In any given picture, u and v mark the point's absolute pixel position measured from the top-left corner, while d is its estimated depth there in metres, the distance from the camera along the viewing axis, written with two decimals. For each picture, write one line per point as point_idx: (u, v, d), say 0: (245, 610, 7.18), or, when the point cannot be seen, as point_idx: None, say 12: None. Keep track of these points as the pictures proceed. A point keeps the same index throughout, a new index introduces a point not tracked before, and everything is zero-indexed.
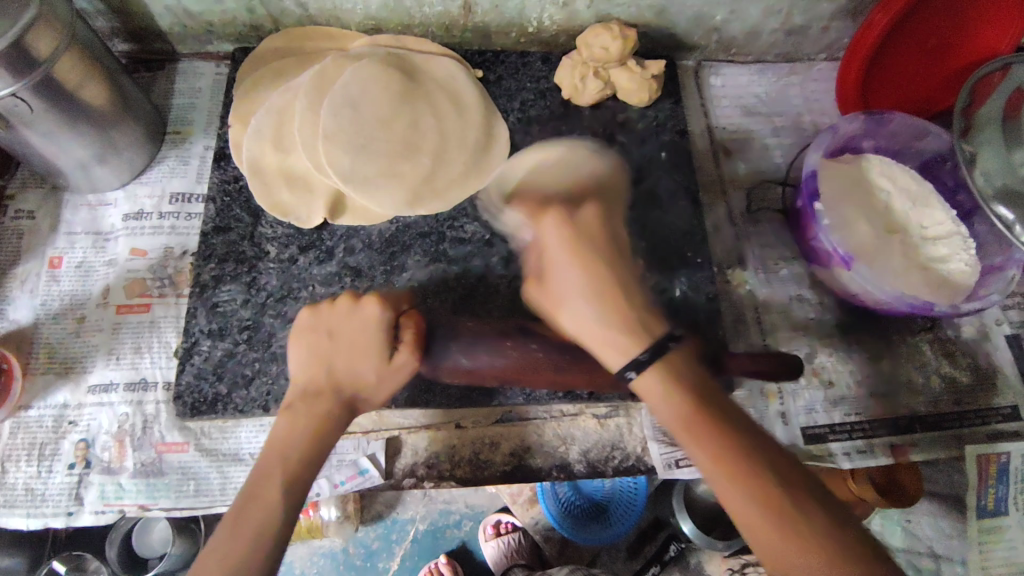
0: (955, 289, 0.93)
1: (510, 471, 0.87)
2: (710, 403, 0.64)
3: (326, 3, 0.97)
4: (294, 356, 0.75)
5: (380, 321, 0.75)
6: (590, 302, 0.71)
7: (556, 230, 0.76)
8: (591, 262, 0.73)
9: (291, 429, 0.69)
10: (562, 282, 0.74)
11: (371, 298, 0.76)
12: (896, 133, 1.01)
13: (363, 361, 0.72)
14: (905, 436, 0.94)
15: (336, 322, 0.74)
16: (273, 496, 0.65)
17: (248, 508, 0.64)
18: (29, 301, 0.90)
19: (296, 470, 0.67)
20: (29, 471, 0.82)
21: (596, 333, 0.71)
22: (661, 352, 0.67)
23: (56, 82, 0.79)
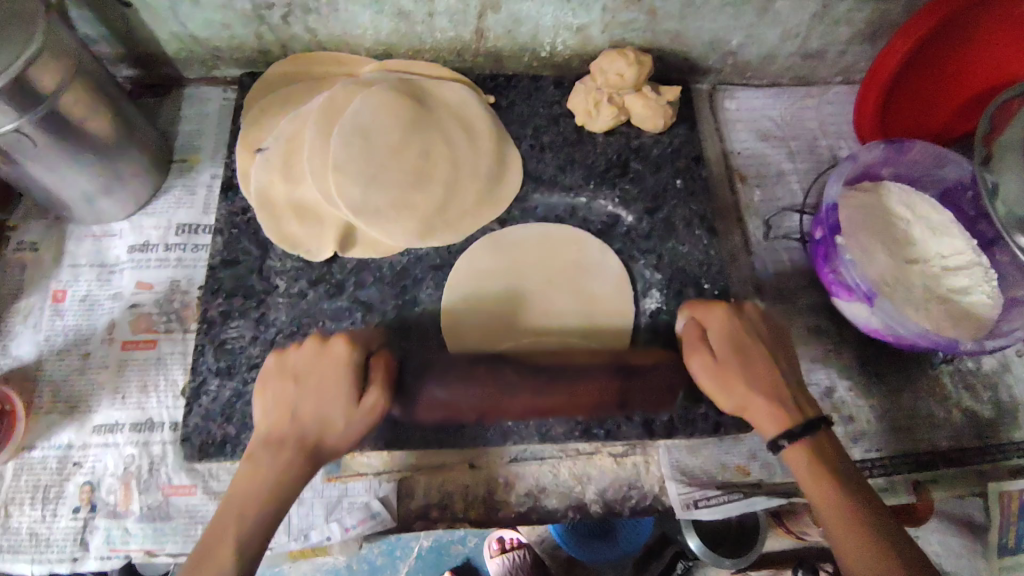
0: (977, 322, 0.91)
1: (525, 512, 0.86)
2: (858, 487, 0.68)
3: (335, 29, 0.95)
4: (258, 404, 0.71)
5: (347, 363, 0.72)
6: (752, 387, 0.73)
7: (722, 322, 0.79)
8: (753, 350, 0.76)
9: (252, 480, 0.65)
10: (727, 364, 0.75)
11: (340, 339, 0.74)
12: (916, 161, 0.99)
13: (331, 398, 0.70)
14: (927, 473, 0.93)
15: (303, 367, 0.72)
16: (232, 543, 0.61)
17: (202, 563, 0.60)
18: (32, 336, 0.88)
19: (253, 520, 0.63)
20: (33, 515, 0.80)
21: (759, 405, 0.73)
22: (812, 434, 0.71)
23: (60, 115, 0.77)
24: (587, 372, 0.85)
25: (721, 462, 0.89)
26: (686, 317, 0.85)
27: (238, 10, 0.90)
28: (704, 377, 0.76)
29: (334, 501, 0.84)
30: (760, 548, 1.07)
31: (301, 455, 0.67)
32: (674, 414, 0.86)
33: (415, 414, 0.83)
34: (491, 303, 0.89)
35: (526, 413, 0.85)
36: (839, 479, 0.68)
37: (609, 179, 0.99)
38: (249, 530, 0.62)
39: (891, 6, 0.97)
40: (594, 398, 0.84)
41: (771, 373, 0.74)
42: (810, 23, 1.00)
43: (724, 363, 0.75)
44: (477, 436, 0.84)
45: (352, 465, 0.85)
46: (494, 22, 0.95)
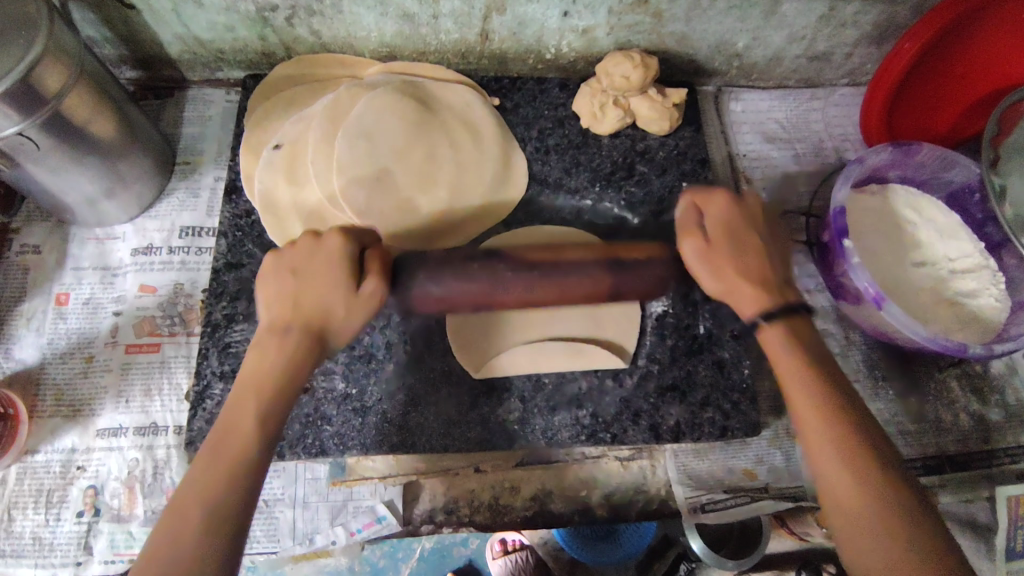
0: (985, 326, 0.91)
1: (532, 516, 0.86)
2: (830, 371, 0.65)
3: (340, 31, 0.95)
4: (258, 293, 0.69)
5: (343, 254, 0.69)
6: (735, 269, 0.71)
7: (724, 212, 0.75)
8: (744, 241, 0.73)
9: (262, 364, 0.63)
10: (715, 247, 0.73)
11: (336, 233, 0.71)
12: (924, 163, 0.99)
13: (328, 281, 0.67)
14: (934, 477, 0.93)
15: (298, 260, 0.69)
16: (251, 425, 0.60)
17: (222, 445, 0.58)
18: (35, 339, 0.87)
19: (269, 400, 0.62)
20: (37, 519, 0.80)
21: (742, 285, 0.71)
22: (784, 313, 0.68)
23: (64, 117, 0.77)
24: (579, 271, 0.76)
25: (728, 466, 0.88)
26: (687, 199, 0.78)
27: (242, 13, 0.90)
28: (692, 259, 0.73)
29: (339, 506, 0.84)
30: (763, 548, 1.03)
31: (305, 342, 0.65)
32: (681, 417, 0.85)
33: (420, 419, 0.83)
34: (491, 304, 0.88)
35: (531, 417, 0.84)
36: (811, 361, 0.65)
37: (614, 181, 0.99)
38: (266, 414, 0.61)
39: (898, 9, 0.96)
40: (585, 292, 0.76)
41: (755, 261, 0.72)
42: (817, 25, 0.99)
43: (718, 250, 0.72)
44: (482, 441, 0.83)
45: (357, 468, 0.85)
46: (499, 25, 0.95)
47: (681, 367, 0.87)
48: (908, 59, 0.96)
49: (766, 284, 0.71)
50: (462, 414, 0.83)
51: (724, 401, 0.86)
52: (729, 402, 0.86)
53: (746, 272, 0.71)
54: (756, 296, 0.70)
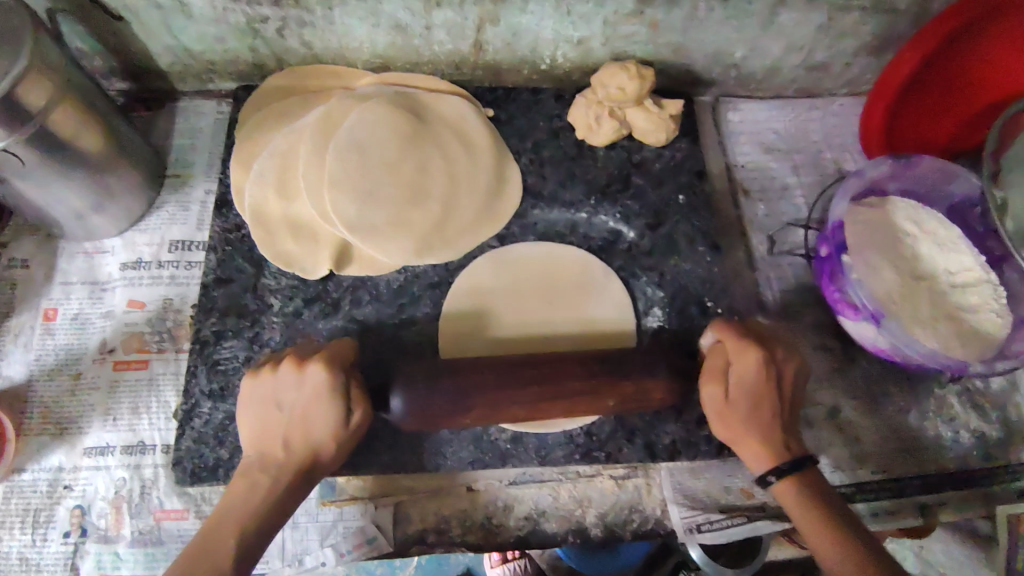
0: (985, 341, 0.89)
1: (524, 536, 0.85)
2: (816, 491, 0.72)
3: (332, 42, 0.93)
4: (245, 431, 0.73)
5: (328, 386, 0.72)
6: (753, 432, 0.75)
7: (756, 366, 0.75)
8: (766, 399, 0.75)
9: (248, 497, 0.67)
10: (733, 407, 0.75)
11: (314, 364, 0.73)
12: (923, 175, 0.97)
13: (311, 420, 0.71)
14: (935, 495, 0.91)
15: (292, 397, 0.72)
16: (220, 564, 0.62)
17: (199, 560, 0.62)
18: (23, 356, 0.86)
19: (254, 530, 0.65)
20: (23, 539, 0.79)
21: (751, 440, 0.75)
22: (798, 470, 0.73)
23: (50, 133, 0.75)
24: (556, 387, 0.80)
25: (724, 485, 0.87)
26: (712, 336, 0.82)
27: (232, 24, 0.89)
28: (710, 409, 0.77)
29: (329, 526, 0.83)
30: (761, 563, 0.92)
31: (292, 474, 0.69)
32: (676, 436, 0.84)
33: (413, 438, 0.81)
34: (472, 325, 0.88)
35: (524, 435, 0.83)
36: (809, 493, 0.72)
37: (610, 194, 0.97)
38: (244, 546, 0.64)
39: (898, 18, 0.95)
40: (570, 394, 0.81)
41: (771, 420, 0.75)
42: (815, 35, 0.98)
43: (732, 408, 0.75)
44: (474, 459, 0.81)
45: (348, 488, 0.84)
46: (493, 35, 0.94)
47: None
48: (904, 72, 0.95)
49: (779, 438, 0.75)
50: (455, 432, 0.82)
51: None
52: None
53: (760, 437, 0.75)
54: (767, 459, 0.74)
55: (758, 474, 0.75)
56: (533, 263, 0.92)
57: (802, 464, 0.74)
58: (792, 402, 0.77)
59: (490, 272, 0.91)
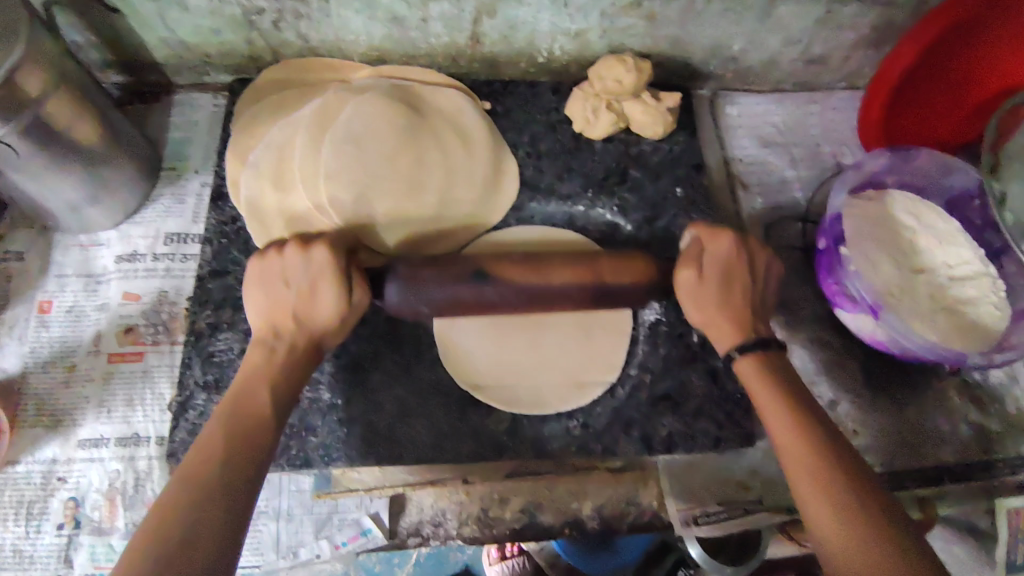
0: (984, 334, 0.88)
1: (521, 529, 0.84)
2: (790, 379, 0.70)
3: (328, 35, 0.93)
4: (250, 304, 0.73)
5: (333, 265, 0.71)
6: (725, 312, 0.75)
7: (732, 251, 0.76)
8: (739, 279, 0.76)
9: (267, 362, 0.68)
10: (708, 285, 0.76)
11: (320, 246, 0.72)
12: (921, 169, 0.97)
13: (318, 296, 0.71)
14: (934, 489, 0.91)
15: (291, 270, 0.72)
16: (262, 411, 0.64)
17: (241, 414, 0.63)
18: (17, 348, 0.86)
19: (283, 388, 0.67)
20: (17, 531, 0.79)
21: (722, 320, 0.75)
22: (759, 347, 0.73)
23: (45, 123, 0.75)
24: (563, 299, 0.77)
25: (722, 479, 0.87)
26: (691, 234, 0.79)
27: (228, 16, 0.88)
28: (683, 292, 0.77)
29: (324, 518, 0.83)
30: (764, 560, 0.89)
31: (303, 347, 0.71)
32: (673, 428, 0.83)
33: (408, 430, 0.81)
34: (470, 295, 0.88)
35: (520, 427, 0.82)
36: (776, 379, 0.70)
37: (607, 187, 0.97)
38: (276, 403, 0.66)
39: (896, 10, 0.95)
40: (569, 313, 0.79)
41: (744, 299, 0.76)
42: (813, 28, 0.98)
43: (705, 290, 0.76)
44: (469, 452, 0.81)
45: (343, 480, 0.83)
46: (490, 28, 0.93)
47: (674, 378, 0.85)
48: (900, 71, 0.96)
49: (749, 321, 0.75)
50: (451, 424, 0.81)
51: (718, 412, 0.84)
52: (723, 412, 0.84)
53: (733, 313, 0.75)
54: (736, 337, 0.75)
55: (725, 352, 0.76)
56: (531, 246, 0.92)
57: (768, 346, 0.74)
58: (762, 292, 0.78)
59: (488, 256, 0.91)
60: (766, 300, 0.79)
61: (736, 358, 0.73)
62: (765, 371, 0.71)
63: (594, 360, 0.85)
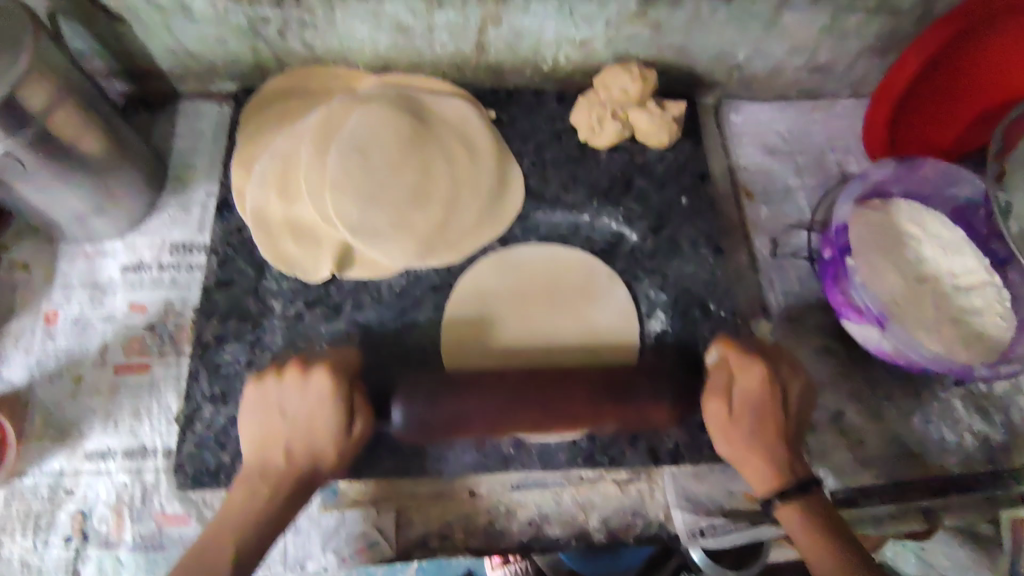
0: (990, 345, 0.88)
1: (527, 541, 0.84)
2: (775, 436, 0.75)
3: (334, 44, 0.93)
4: (245, 428, 0.72)
5: (332, 394, 0.71)
6: (757, 448, 0.75)
7: (759, 380, 0.75)
8: (771, 418, 0.75)
9: (248, 500, 0.68)
10: (740, 419, 0.75)
11: (320, 371, 0.72)
12: (927, 177, 0.97)
13: (318, 425, 0.71)
14: (940, 500, 0.87)
15: (289, 404, 0.71)
16: (228, 551, 0.66)
17: (212, 546, 0.66)
18: (24, 359, 0.86)
19: (263, 526, 0.68)
20: (25, 543, 0.79)
21: (759, 466, 0.75)
22: (801, 493, 0.73)
23: (51, 135, 0.75)
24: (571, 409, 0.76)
25: (727, 489, 0.87)
26: (715, 352, 0.80)
27: (234, 26, 0.88)
28: (714, 421, 0.76)
29: (331, 531, 0.83)
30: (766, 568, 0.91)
31: (292, 484, 0.70)
32: (679, 439, 0.83)
33: (415, 441, 0.81)
34: (474, 326, 0.88)
35: (527, 439, 0.82)
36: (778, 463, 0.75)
37: (612, 196, 0.97)
38: (252, 544, 0.67)
39: (902, 18, 0.95)
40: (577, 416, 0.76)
41: (778, 437, 0.75)
42: (819, 36, 0.97)
43: (738, 424, 0.75)
44: (477, 463, 0.81)
45: (350, 492, 0.84)
46: (495, 37, 0.93)
47: None
48: (913, 71, 0.94)
49: (784, 457, 0.75)
50: (458, 436, 0.82)
51: None
52: None
53: (772, 462, 0.75)
54: (770, 481, 0.74)
55: (761, 496, 0.76)
56: (538, 264, 0.92)
57: (808, 488, 0.73)
58: (796, 427, 0.77)
59: (494, 274, 0.91)
60: (801, 436, 0.78)
61: (777, 505, 0.73)
62: (748, 416, 0.75)
63: None
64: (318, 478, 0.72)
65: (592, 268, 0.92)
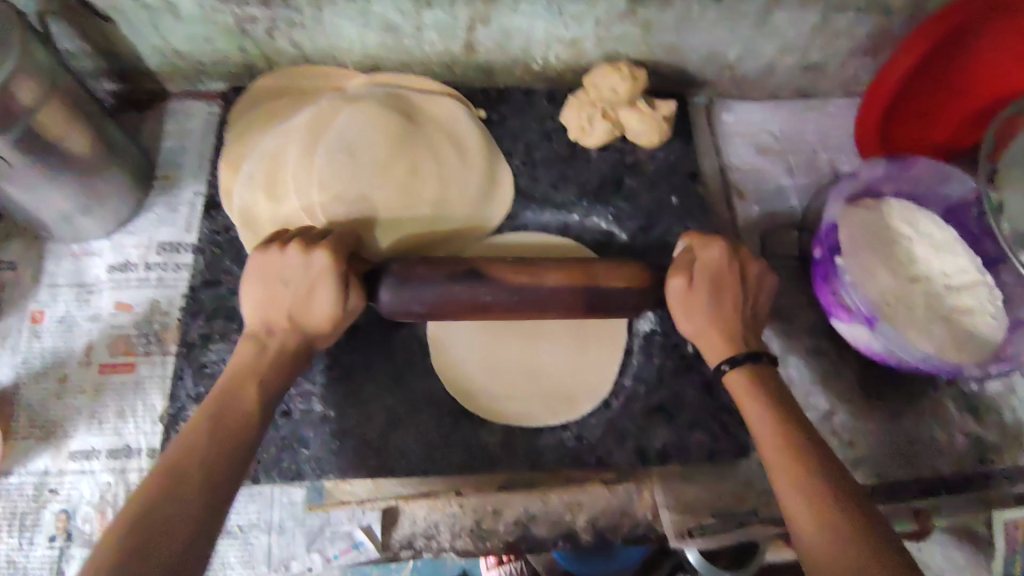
0: (982, 345, 0.88)
1: (514, 542, 0.84)
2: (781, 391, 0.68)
3: (322, 42, 0.93)
4: (246, 299, 0.71)
5: (333, 271, 0.70)
6: (716, 322, 0.74)
7: (723, 260, 0.76)
8: (730, 289, 0.75)
9: (255, 359, 0.68)
10: (699, 295, 0.74)
11: (322, 251, 0.71)
12: (919, 177, 0.96)
13: (316, 298, 0.70)
14: (931, 500, 0.89)
15: (289, 270, 0.71)
16: (250, 409, 0.63)
17: (224, 414, 0.61)
18: (9, 358, 0.86)
19: (272, 377, 0.67)
20: (10, 542, 0.78)
21: (710, 334, 0.74)
22: (753, 362, 0.71)
23: (36, 133, 0.75)
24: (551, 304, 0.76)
25: (716, 490, 0.86)
26: (681, 243, 0.80)
27: (221, 24, 0.88)
28: (675, 299, 0.76)
29: (316, 531, 0.83)
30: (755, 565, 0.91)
31: (292, 355, 0.70)
32: (668, 439, 0.83)
33: (400, 441, 0.80)
34: None
35: (514, 439, 0.81)
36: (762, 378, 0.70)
37: (602, 196, 0.96)
38: (262, 394, 0.65)
39: (893, 18, 0.94)
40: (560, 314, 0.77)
41: (736, 316, 0.74)
42: (809, 36, 0.97)
43: (697, 296, 0.75)
44: (463, 464, 0.80)
45: (335, 492, 0.83)
46: (484, 36, 0.93)
47: (669, 388, 0.85)
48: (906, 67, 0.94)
49: (741, 336, 0.74)
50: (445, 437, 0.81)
51: (713, 423, 0.84)
52: (718, 424, 0.84)
53: (727, 333, 0.74)
54: (726, 349, 0.73)
55: (715, 366, 0.74)
56: (534, 246, 0.93)
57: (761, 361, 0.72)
58: (754, 307, 0.77)
59: (490, 253, 0.92)
60: (759, 315, 0.78)
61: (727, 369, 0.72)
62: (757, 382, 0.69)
63: (584, 372, 0.85)
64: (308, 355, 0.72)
65: (582, 263, 0.92)
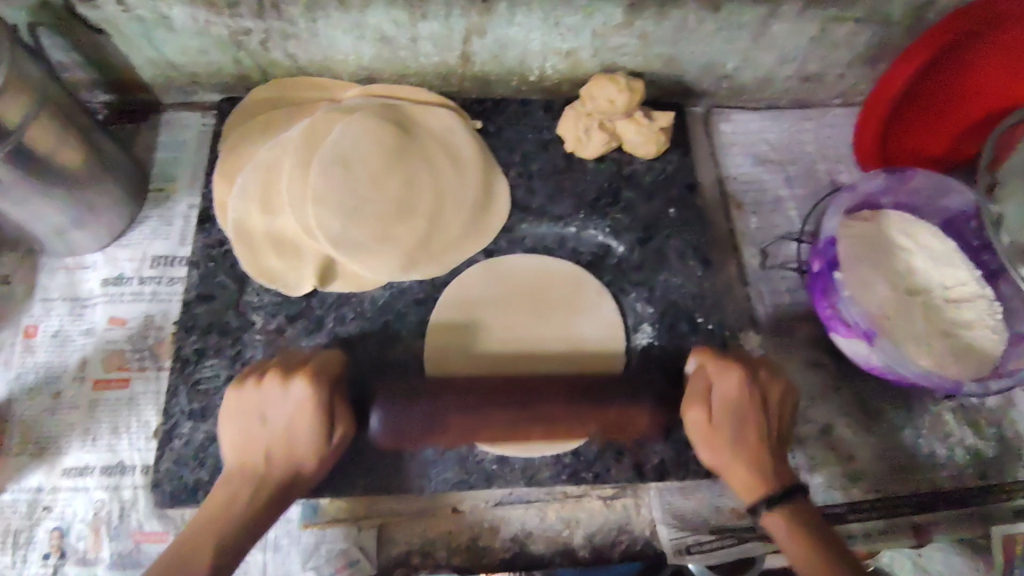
0: (980, 359, 0.87)
1: (511, 558, 0.84)
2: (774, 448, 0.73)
3: (317, 54, 0.92)
4: (224, 439, 0.70)
5: (312, 402, 0.70)
6: (739, 455, 0.72)
7: (737, 386, 0.73)
8: (751, 422, 0.72)
9: (225, 504, 0.65)
10: (718, 428, 0.73)
11: (301, 380, 0.71)
12: (918, 188, 0.95)
13: (296, 434, 0.69)
14: (928, 515, 0.89)
15: (270, 408, 0.70)
16: (217, 541, 0.63)
17: (194, 541, 0.62)
18: (3, 374, 0.85)
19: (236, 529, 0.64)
20: (3, 560, 0.78)
21: (736, 468, 0.72)
22: (787, 499, 0.69)
23: (28, 150, 0.74)
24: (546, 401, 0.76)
25: (714, 505, 0.86)
26: (693, 361, 0.78)
27: (215, 37, 0.87)
28: (692, 432, 0.74)
29: (311, 548, 0.82)
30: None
31: (269, 494, 0.67)
32: (665, 455, 0.82)
33: (395, 457, 0.80)
34: (464, 330, 0.87)
35: (510, 456, 0.81)
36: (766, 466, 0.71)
37: (599, 208, 0.96)
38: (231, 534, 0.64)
39: (892, 28, 0.94)
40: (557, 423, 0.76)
41: (760, 441, 0.72)
42: (808, 46, 0.96)
43: (716, 431, 0.73)
44: (459, 481, 0.80)
45: (330, 510, 0.83)
46: (480, 47, 0.92)
47: None
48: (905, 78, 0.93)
49: (768, 460, 0.72)
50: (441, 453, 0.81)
51: None
52: None
53: (753, 461, 0.71)
54: (755, 487, 0.71)
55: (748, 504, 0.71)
56: (531, 274, 0.91)
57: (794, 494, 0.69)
58: (777, 428, 0.74)
59: (486, 282, 0.90)
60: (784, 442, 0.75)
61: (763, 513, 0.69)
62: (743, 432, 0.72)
63: None
64: (295, 486, 0.70)
65: (581, 278, 0.92)
